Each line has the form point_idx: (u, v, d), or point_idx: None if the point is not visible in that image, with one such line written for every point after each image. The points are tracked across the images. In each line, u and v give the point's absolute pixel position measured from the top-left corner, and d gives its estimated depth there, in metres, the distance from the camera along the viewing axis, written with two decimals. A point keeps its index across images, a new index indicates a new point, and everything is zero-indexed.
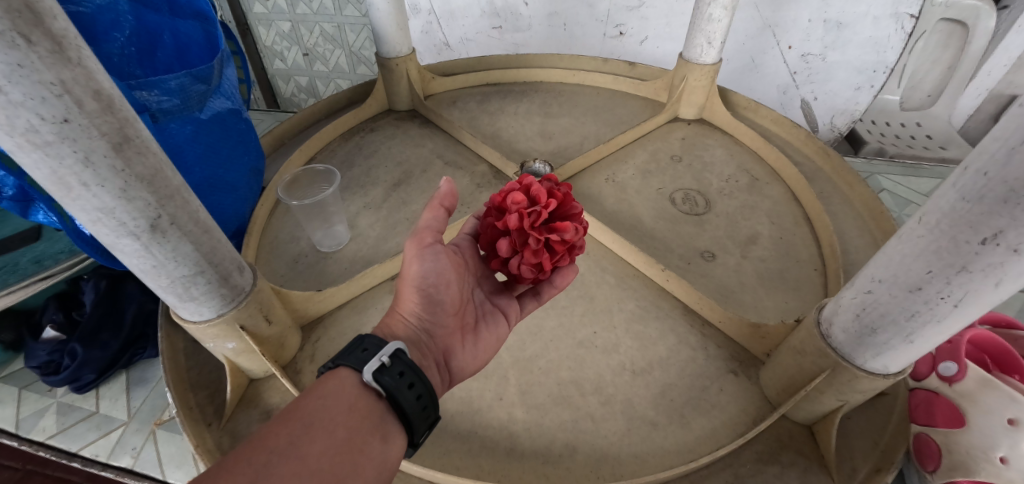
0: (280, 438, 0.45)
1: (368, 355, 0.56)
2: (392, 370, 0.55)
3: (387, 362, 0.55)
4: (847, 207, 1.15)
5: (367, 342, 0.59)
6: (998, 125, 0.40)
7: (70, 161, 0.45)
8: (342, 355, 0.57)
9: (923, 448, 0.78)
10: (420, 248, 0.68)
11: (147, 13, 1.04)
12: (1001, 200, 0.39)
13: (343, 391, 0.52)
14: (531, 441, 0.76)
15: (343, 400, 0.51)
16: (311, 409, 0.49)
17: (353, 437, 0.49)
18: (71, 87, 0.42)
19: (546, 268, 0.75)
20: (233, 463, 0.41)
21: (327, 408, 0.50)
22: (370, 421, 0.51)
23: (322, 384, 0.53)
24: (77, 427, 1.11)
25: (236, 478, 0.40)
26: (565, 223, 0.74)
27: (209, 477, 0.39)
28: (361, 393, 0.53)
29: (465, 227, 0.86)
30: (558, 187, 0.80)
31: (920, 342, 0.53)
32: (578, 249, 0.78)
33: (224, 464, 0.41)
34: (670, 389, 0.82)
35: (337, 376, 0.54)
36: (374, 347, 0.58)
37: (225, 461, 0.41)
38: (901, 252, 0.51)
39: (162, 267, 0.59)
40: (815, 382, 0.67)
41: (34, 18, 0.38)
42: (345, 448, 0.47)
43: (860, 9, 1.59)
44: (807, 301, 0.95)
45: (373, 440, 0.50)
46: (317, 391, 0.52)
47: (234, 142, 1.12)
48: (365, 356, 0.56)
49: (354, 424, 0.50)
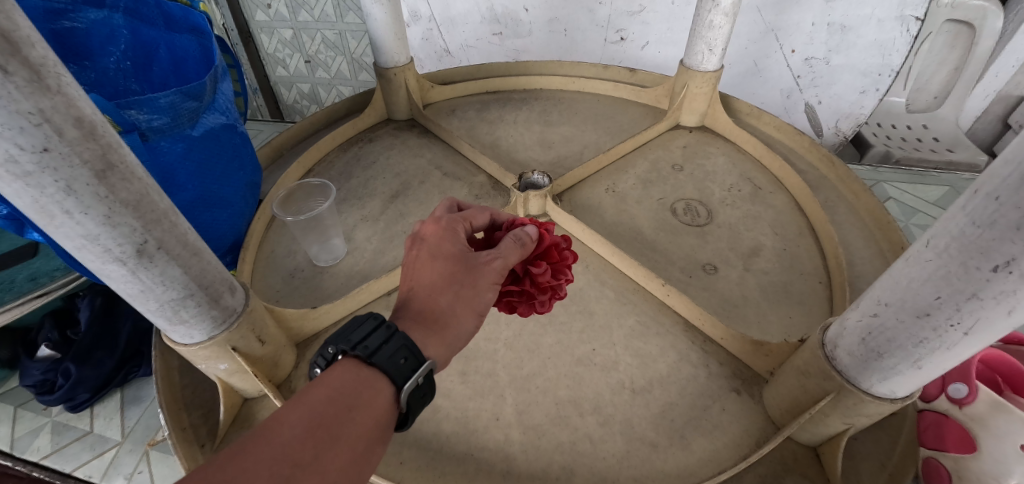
0: (303, 443, 0.39)
1: (406, 366, 0.50)
2: (419, 389, 0.51)
3: (421, 382, 0.51)
4: (853, 216, 1.13)
5: (408, 347, 0.51)
6: (1012, 145, 0.38)
7: (52, 190, 0.44)
8: (377, 352, 0.49)
9: (932, 474, 0.76)
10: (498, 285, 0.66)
11: (142, 27, 1.08)
12: (1013, 227, 0.36)
13: (372, 403, 0.46)
14: (529, 464, 0.74)
15: (371, 409, 0.46)
16: (341, 413, 0.43)
17: (368, 449, 0.44)
18: (51, 116, 0.41)
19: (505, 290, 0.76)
20: (249, 463, 0.35)
21: (355, 419, 0.44)
22: (384, 432, 0.46)
23: (352, 381, 0.47)
24: (71, 447, 1.16)
25: None
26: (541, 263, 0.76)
27: None
28: (389, 405, 0.48)
29: (474, 217, 0.72)
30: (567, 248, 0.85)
31: (929, 368, 0.51)
32: (538, 306, 0.79)
33: (240, 465, 0.35)
34: (671, 409, 0.80)
35: (367, 377, 0.48)
36: (413, 358, 0.51)
37: (241, 463, 0.35)
38: (908, 276, 0.49)
39: (151, 290, 0.58)
40: (821, 405, 0.65)
41: (10, 49, 0.36)
42: (360, 461, 0.43)
43: (864, 11, 1.56)
44: (813, 317, 0.92)
45: (380, 450, 0.46)
46: (344, 395, 0.45)
47: (228, 156, 1.11)
48: (405, 370, 0.50)
49: (373, 439, 0.45)
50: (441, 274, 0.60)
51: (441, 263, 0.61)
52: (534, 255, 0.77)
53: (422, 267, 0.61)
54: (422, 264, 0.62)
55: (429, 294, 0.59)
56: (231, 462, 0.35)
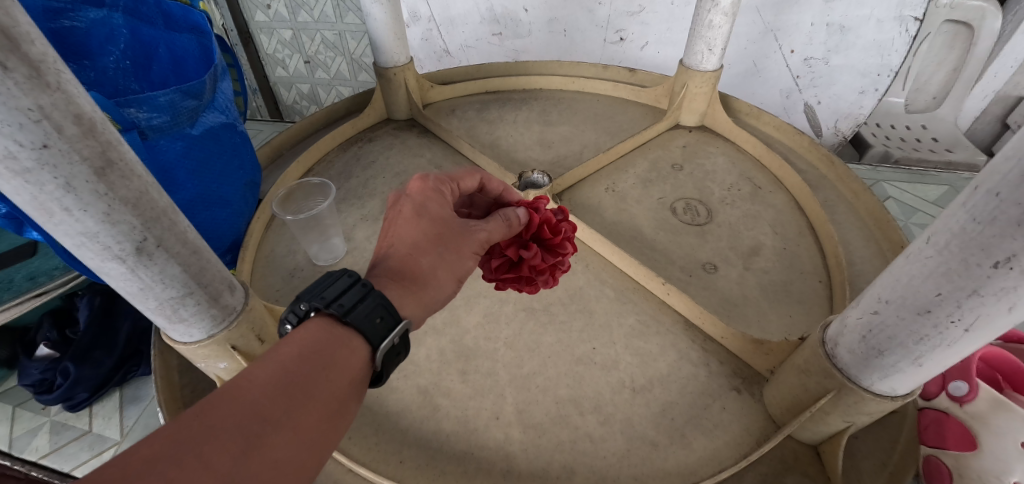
0: (273, 401, 0.40)
1: (381, 326, 0.51)
2: (394, 349, 0.53)
3: (396, 343, 0.52)
4: (852, 215, 1.13)
5: (384, 308, 0.52)
6: (1012, 142, 0.38)
7: (51, 187, 0.44)
8: (353, 312, 0.49)
9: (933, 472, 0.76)
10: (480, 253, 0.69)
11: (142, 27, 1.08)
12: (1014, 224, 0.36)
13: (346, 360, 0.47)
14: (529, 463, 0.74)
15: (346, 366, 0.47)
16: (314, 371, 0.44)
17: (342, 406, 0.45)
18: (50, 112, 0.41)
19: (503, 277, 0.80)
20: (217, 420, 0.36)
21: (328, 378, 0.44)
22: (359, 389, 0.48)
23: (326, 340, 0.47)
24: (70, 446, 1.17)
25: (223, 447, 0.35)
26: (532, 245, 0.78)
27: (194, 444, 0.34)
28: (363, 363, 0.49)
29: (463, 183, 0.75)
30: (564, 219, 0.86)
31: (930, 366, 0.51)
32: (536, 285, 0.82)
33: (207, 422, 0.36)
34: (672, 408, 0.80)
35: (340, 335, 0.49)
36: (390, 319, 0.52)
37: (208, 419, 0.36)
38: (909, 273, 0.49)
39: (150, 289, 0.58)
40: (822, 402, 0.65)
41: (9, 44, 0.36)
42: (334, 417, 0.44)
43: (863, 11, 1.57)
44: (813, 316, 0.92)
45: (357, 405, 0.48)
46: (318, 353, 0.46)
47: (228, 156, 1.11)
48: (380, 330, 0.51)
49: (348, 395, 0.46)
50: (426, 233, 0.63)
51: (428, 222, 0.64)
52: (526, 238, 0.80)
53: (407, 224, 0.63)
54: (408, 221, 0.64)
55: (412, 251, 0.61)
56: (199, 419, 0.36)
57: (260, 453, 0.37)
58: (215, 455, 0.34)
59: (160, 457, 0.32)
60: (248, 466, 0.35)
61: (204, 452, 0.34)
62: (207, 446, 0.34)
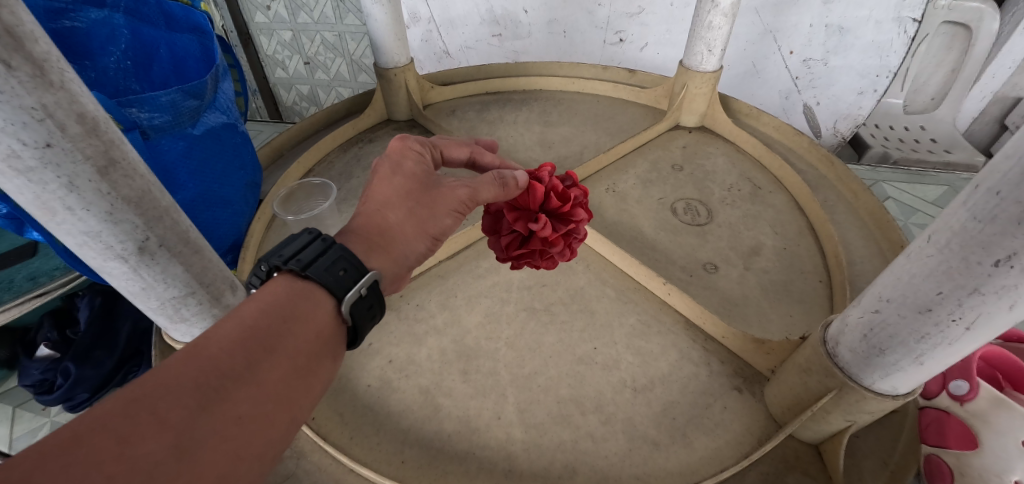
0: (235, 357, 0.40)
1: (346, 278, 0.52)
2: (365, 300, 0.53)
3: (365, 293, 0.52)
4: (852, 215, 1.14)
5: (347, 260, 0.52)
6: (1011, 140, 0.38)
7: (54, 186, 0.44)
8: (312, 265, 0.50)
9: (934, 470, 0.76)
10: (460, 213, 0.69)
11: (143, 27, 1.08)
12: (1014, 222, 0.37)
13: (312, 316, 0.48)
14: (531, 463, 0.74)
15: (310, 325, 0.47)
16: (277, 328, 0.44)
17: (309, 361, 0.46)
18: (53, 111, 0.41)
19: (517, 254, 0.82)
20: (176, 375, 0.36)
21: (292, 333, 0.45)
22: (328, 346, 0.49)
23: (290, 298, 0.48)
24: None
25: (182, 398, 0.35)
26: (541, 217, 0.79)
27: (150, 397, 0.33)
28: (329, 317, 0.50)
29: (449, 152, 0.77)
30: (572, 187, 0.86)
31: (931, 364, 0.51)
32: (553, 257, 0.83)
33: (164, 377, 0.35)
34: (673, 407, 0.80)
35: (304, 292, 0.49)
36: (354, 270, 0.52)
37: (165, 375, 0.35)
38: (910, 272, 0.49)
39: (151, 288, 0.58)
40: (823, 401, 0.65)
41: (15, 43, 0.36)
42: (302, 372, 0.45)
43: (861, 13, 1.57)
44: (813, 315, 0.93)
45: (326, 362, 0.48)
46: (281, 311, 0.46)
47: (229, 155, 1.11)
48: (343, 280, 0.51)
49: (313, 353, 0.46)
50: (398, 190, 0.64)
51: (401, 180, 0.65)
52: (534, 211, 0.81)
53: (382, 182, 0.65)
54: (383, 180, 0.65)
55: (382, 206, 0.62)
56: (155, 375, 0.35)
57: (223, 406, 0.36)
58: (173, 406, 0.34)
59: (113, 412, 0.31)
60: (210, 417, 0.35)
61: (162, 405, 0.33)
62: (163, 399, 0.34)
